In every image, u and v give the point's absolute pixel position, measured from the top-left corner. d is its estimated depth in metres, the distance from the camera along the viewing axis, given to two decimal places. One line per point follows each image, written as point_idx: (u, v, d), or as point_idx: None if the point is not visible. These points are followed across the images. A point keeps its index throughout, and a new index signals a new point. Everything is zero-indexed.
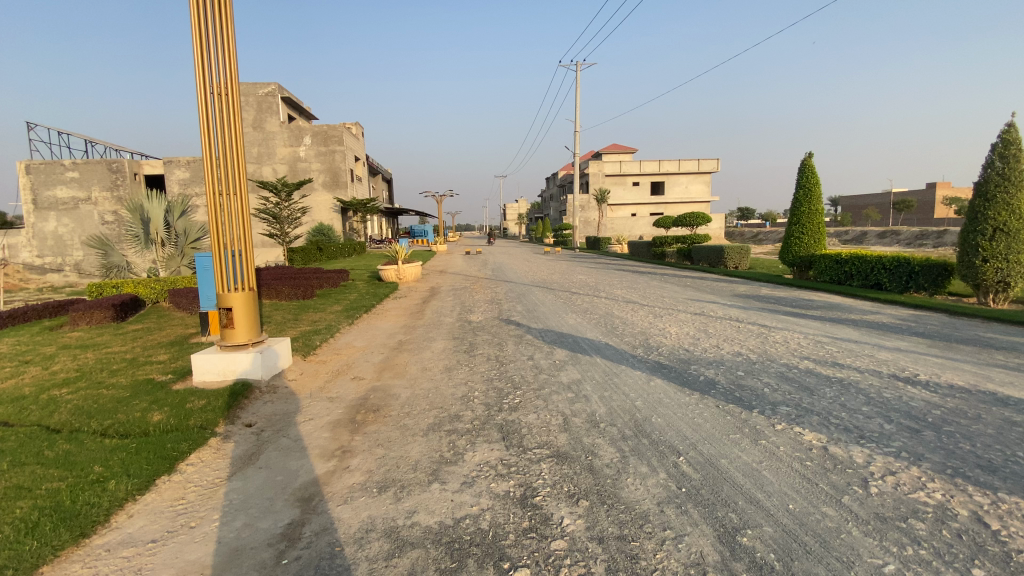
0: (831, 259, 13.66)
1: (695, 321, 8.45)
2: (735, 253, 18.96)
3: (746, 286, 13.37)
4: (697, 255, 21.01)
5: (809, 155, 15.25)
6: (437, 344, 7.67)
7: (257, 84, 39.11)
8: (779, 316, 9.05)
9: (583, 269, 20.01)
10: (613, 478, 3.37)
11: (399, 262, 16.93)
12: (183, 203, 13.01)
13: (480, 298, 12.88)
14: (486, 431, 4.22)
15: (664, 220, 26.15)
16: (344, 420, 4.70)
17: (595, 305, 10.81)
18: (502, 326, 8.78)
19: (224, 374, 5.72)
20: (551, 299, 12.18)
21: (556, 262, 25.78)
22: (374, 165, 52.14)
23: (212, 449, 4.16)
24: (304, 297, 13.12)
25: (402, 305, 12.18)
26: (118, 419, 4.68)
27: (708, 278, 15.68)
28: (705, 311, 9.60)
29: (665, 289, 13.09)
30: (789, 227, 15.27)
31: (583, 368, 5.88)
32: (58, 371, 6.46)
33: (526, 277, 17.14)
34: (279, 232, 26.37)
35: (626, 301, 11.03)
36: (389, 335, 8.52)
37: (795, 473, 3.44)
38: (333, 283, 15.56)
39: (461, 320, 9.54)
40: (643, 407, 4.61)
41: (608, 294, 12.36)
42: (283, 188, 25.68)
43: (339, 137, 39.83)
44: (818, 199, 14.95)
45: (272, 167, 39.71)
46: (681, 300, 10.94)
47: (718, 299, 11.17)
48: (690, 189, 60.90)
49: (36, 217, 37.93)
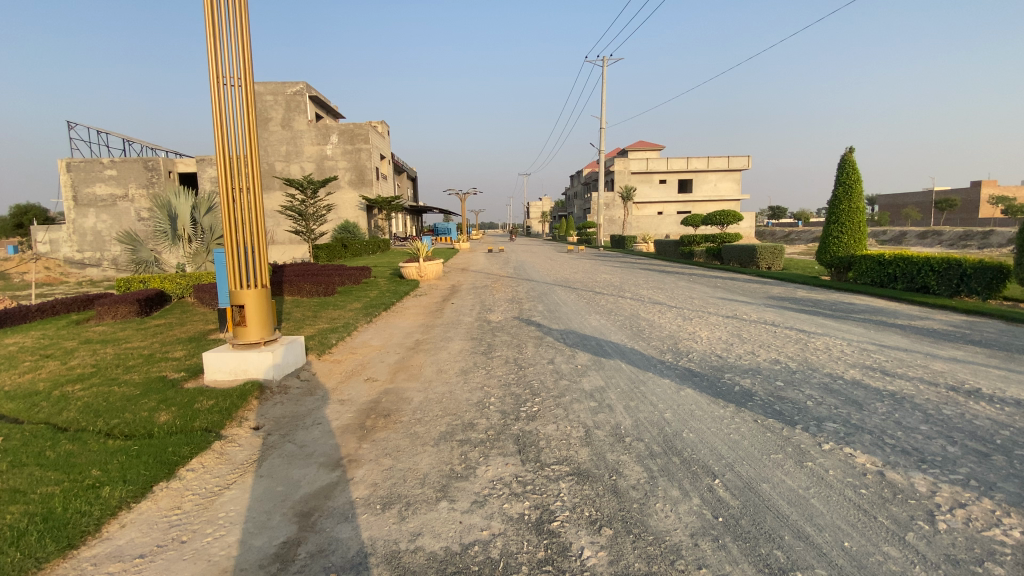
0: (873, 260, 12.88)
1: (727, 325, 7.98)
2: (768, 253, 18.19)
3: (780, 288, 12.71)
4: (727, 255, 20.27)
5: (850, 149, 14.43)
6: (455, 345, 7.40)
7: (286, 83, 39.65)
8: (819, 320, 8.47)
9: (608, 269, 19.52)
10: (640, 503, 3.02)
11: (421, 260, 16.78)
12: (208, 200, 13.05)
13: (501, 297, 12.58)
14: (501, 442, 3.92)
15: (693, 218, 25.38)
16: (353, 426, 4.47)
17: (620, 306, 10.40)
18: (522, 327, 8.46)
19: (235, 373, 5.57)
20: (574, 299, 11.80)
21: (580, 260, 25.30)
22: (399, 163, 52.48)
23: (214, 454, 3.97)
24: (325, 293, 13.08)
25: (422, 303, 11.98)
26: (124, 419, 4.55)
27: (740, 279, 15.02)
28: (738, 314, 9.07)
29: (694, 290, 12.51)
30: (827, 226, 14.50)
31: (607, 375, 5.53)
32: (75, 366, 6.44)
33: (548, 276, 16.79)
34: (304, 229, 26.61)
35: (652, 302, 10.59)
36: (407, 335, 8.31)
37: (849, 503, 3.02)
38: (355, 280, 15.52)
39: (481, 320, 9.27)
40: (673, 420, 4.24)
41: (634, 294, 11.90)
42: (309, 185, 25.89)
43: (364, 135, 40.11)
44: (859, 196, 14.13)
45: (300, 165, 40.27)
46: (711, 302, 10.40)
47: (751, 302, 10.59)
48: (719, 187, 59.36)
49: (76, 214, 39.39)
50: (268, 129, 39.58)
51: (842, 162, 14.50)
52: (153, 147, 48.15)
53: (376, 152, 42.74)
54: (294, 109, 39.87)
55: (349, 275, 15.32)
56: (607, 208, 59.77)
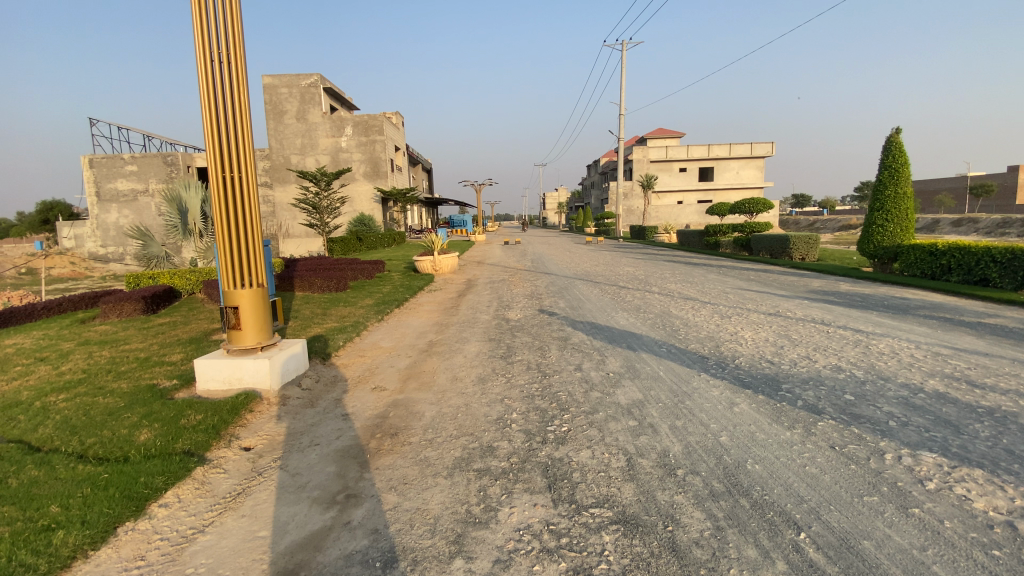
0: (924, 251, 11.87)
1: (773, 325, 7.20)
2: (802, 243, 17.17)
3: (821, 281, 11.80)
4: (757, 245, 19.29)
5: (896, 129, 13.36)
6: (471, 347, 6.77)
7: (301, 74, 39.31)
8: (874, 319, 7.64)
9: (630, 261, 18.70)
10: (708, 567, 2.36)
11: (435, 253, 16.22)
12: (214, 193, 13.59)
13: (520, 293, 11.92)
14: (526, 474, 3.28)
15: (719, 207, 24.32)
16: (354, 448, 3.88)
17: (649, 302, 9.67)
18: (544, 325, 7.81)
19: (229, 382, 5.03)
20: (598, 294, 11.07)
21: (600, 252, 24.48)
22: (415, 155, 52.05)
23: (194, 484, 3.41)
24: (337, 289, 12.60)
25: (436, 299, 11.39)
26: (101, 437, 4.03)
27: (774, 271, 14.10)
28: (781, 312, 8.26)
29: (727, 283, 11.69)
30: (870, 213, 13.50)
31: (645, 385, 4.85)
32: (65, 371, 5.99)
33: (567, 269, 16.09)
34: (319, 222, 26.21)
35: (682, 297, 9.83)
36: (420, 335, 7.72)
37: (983, 572, 2.32)
38: (369, 275, 15.03)
39: (499, 318, 8.64)
40: (733, 448, 3.58)
41: (663, 289, 11.14)
42: (323, 177, 25.49)
43: (379, 126, 39.60)
44: (906, 180, 13.07)
45: (315, 158, 40.03)
46: (748, 298, 9.59)
47: (792, 297, 9.76)
48: (742, 175, 57.58)
49: (99, 210, 39.82)
50: (284, 122, 39.38)
51: (888, 144, 13.43)
52: (172, 142, 48.52)
53: (391, 144, 42.25)
54: (308, 102, 39.59)
55: (362, 269, 14.83)
56: (626, 198, 58.52)
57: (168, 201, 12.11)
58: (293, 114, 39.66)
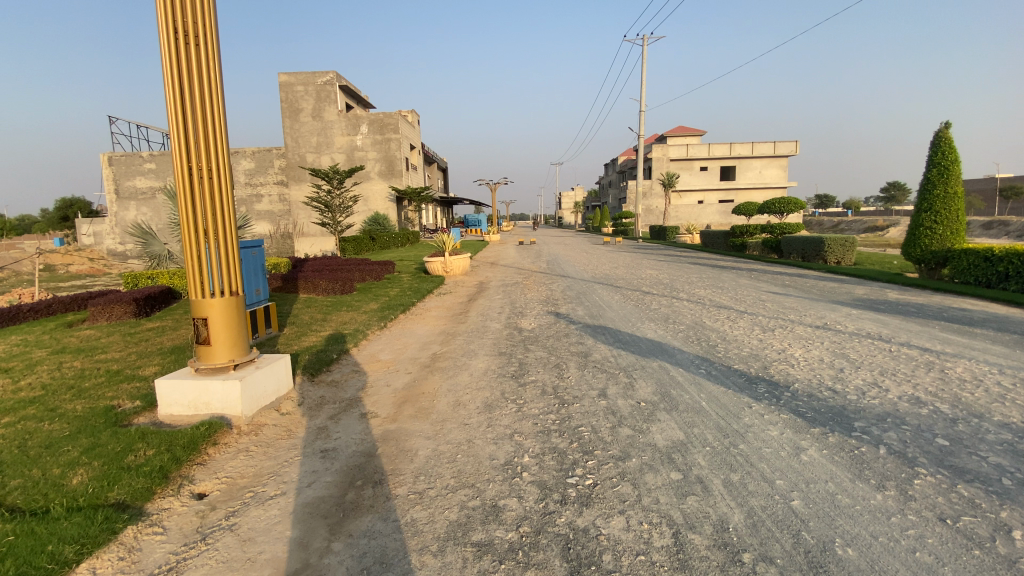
0: (977, 256, 10.65)
1: (824, 342, 6.30)
2: (837, 245, 16.09)
3: (865, 288, 10.76)
4: (787, 247, 18.24)
5: (947, 122, 12.18)
6: (479, 362, 5.97)
7: (317, 72, 38.96)
8: (942, 335, 6.64)
9: (652, 263, 17.76)
10: None
11: (447, 254, 15.48)
12: None
13: (534, 298, 11.09)
14: (540, 556, 2.49)
15: (745, 208, 23.14)
16: (327, 501, 3.13)
17: (678, 310, 8.81)
18: (561, 338, 6.97)
19: (195, 407, 4.34)
20: (619, 300, 10.25)
21: (619, 254, 23.50)
22: (431, 154, 51.58)
23: (117, 554, 2.70)
24: (341, 291, 11.95)
25: (445, 304, 10.67)
26: (26, 480, 3.35)
27: (810, 276, 13.09)
28: (830, 326, 7.30)
29: (761, 290, 10.72)
30: (916, 214, 12.38)
31: (685, 420, 4.02)
32: (24, 386, 5.37)
33: (585, 272, 15.25)
34: (331, 221, 25.67)
35: (715, 306, 8.90)
36: (422, 346, 6.95)
37: None
38: (377, 276, 14.38)
39: (511, 328, 7.82)
40: (810, 518, 2.74)
41: (691, 296, 10.22)
42: (335, 175, 24.94)
43: (394, 124, 39.05)
44: (958, 178, 11.92)
45: (330, 157, 39.72)
46: (788, 308, 8.62)
47: (837, 306, 8.78)
48: (765, 174, 55.95)
49: (118, 207, 40.04)
50: (299, 120, 39.14)
51: (937, 138, 12.26)
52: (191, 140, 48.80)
53: (406, 142, 41.74)
54: (324, 100, 39.27)
55: (370, 270, 14.17)
56: (644, 198, 57.18)
57: None
58: (308, 112, 39.36)
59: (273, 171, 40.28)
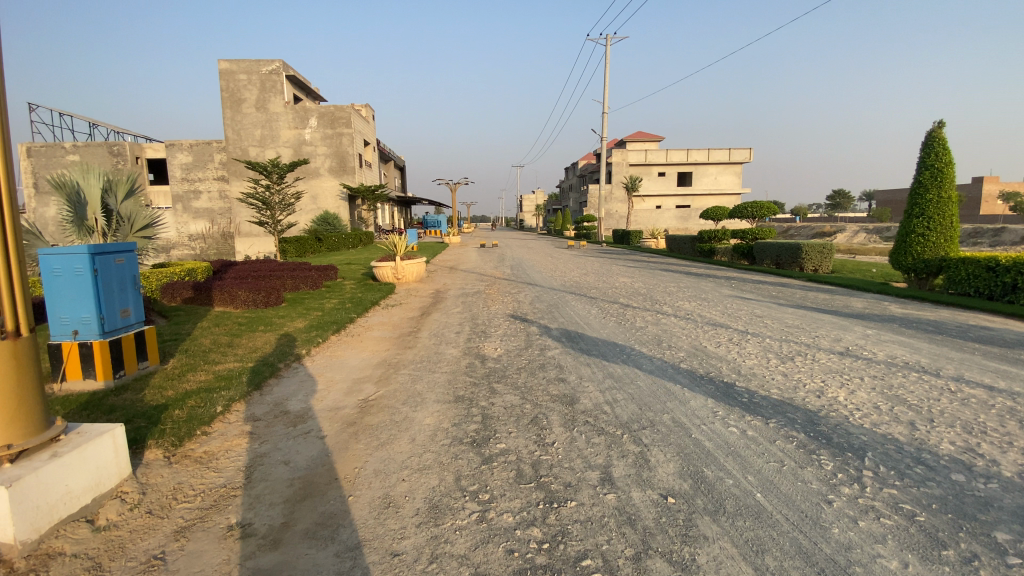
0: (975, 266, 9.93)
1: (865, 379, 5.03)
2: (815, 252, 15.34)
3: (862, 301, 9.82)
4: (761, 253, 17.47)
5: (937, 123, 11.64)
6: (425, 416, 4.30)
7: (262, 60, 36.00)
8: (991, 365, 5.53)
9: (622, 269, 16.54)
10: None
11: (398, 258, 13.66)
12: (126, 183, 11.93)
13: (498, 311, 9.50)
14: None
15: (715, 211, 22.41)
16: None
17: (669, 328, 7.47)
18: (536, 373, 5.40)
19: None
20: (598, 315, 8.84)
21: (586, 258, 22.26)
22: (387, 152, 49.24)
23: None
24: (266, 302, 10.00)
25: (392, 319, 8.93)
26: None
27: (794, 286, 12.14)
28: (855, 352, 6.08)
29: (753, 303, 9.57)
30: (907, 220, 11.67)
31: (749, 537, 2.56)
32: None
33: (555, 280, 13.80)
34: (271, 220, 23.21)
35: (711, 324, 7.58)
36: (351, 387, 5.21)
37: None
38: (314, 284, 12.40)
39: (471, 356, 6.19)
40: None
41: (677, 309, 8.94)
42: (275, 170, 22.48)
43: (347, 118, 36.57)
44: (951, 182, 11.24)
45: (276, 151, 36.80)
46: (795, 327, 7.40)
47: (846, 323, 7.67)
48: (721, 180, 56.75)
49: (34, 203, 35.86)
50: (241, 111, 36.09)
51: (930, 137, 11.59)
52: (123, 132, 44.51)
53: (360, 137, 39.32)
54: (269, 90, 36.33)
55: (305, 277, 12.18)
56: (605, 201, 56.76)
57: (59, 188, 10.85)
58: (252, 103, 36.29)
59: (213, 166, 36.91)
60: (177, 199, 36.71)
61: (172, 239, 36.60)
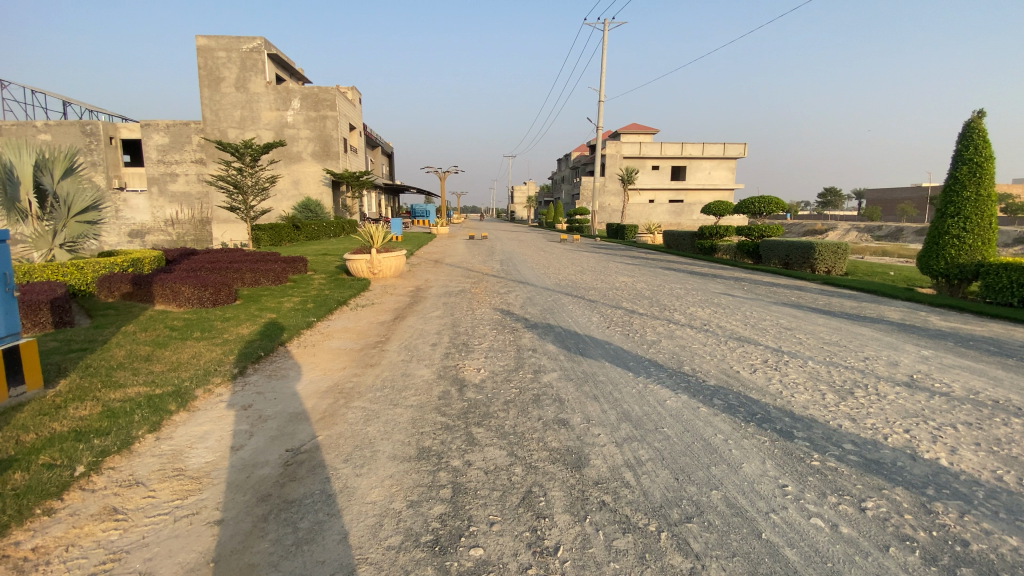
0: (1013, 273, 8.84)
1: (959, 431, 3.84)
2: (829, 253, 14.21)
3: (895, 310, 8.69)
4: (768, 252, 16.34)
5: (977, 113, 10.52)
6: (372, 486, 3.03)
7: (241, 37, 33.92)
8: None
9: (620, 267, 15.32)
10: None
11: (374, 251, 12.30)
12: (66, 160, 10.24)
13: (483, 316, 8.21)
14: None
15: (716, 206, 21.24)
16: None
17: (687, 343, 6.25)
18: (527, 410, 4.13)
19: None
20: (599, 323, 7.59)
21: (580, 253, 20.98)
22: (375, 138, 47.42)
23: None
24: (214, 300, 8.65)
25: (359, 324, 7.60)
26: None
27: (813, 289, 11.00)
28: (924, 384, 4.91)
29: (776, 311, 8.35)
30: (940, 220, 10.60)
31: None
32: None
33: (548, 278, 12.52)
34: (243, 206, 21.58)
35: (736, 340, 6.35)
36: (282, 430, 3.91)
37: None
38: (278, 279, 10.97)
39: (446, 381, 4.90)
40: None
41: (691, 318, 7.72)
42: (248, 151, 20.83)
43: (332, 101, 34.78)
44: (991, 179, 10.14)
45: (256, 134, 34.92)
46: (836, 345, 6.21)
47: (893, 342, 6.50)
48: (715, 175, 55.88)
49: None
50: (220, 90, 34.09)
51: (970, 127, 10.50)
52: (95, 109, 41.96)
53: (346, 121, 37.55)
54: (250, 69, 34.31)
55: (267, 269, 10.76)
56: (599, 194, 55.52)
57: None
58: (230, 82, 34.27)
59: (190, 148, 34.89)
60: (152, 182, 34.78)
61: (147, 224, 35.12)
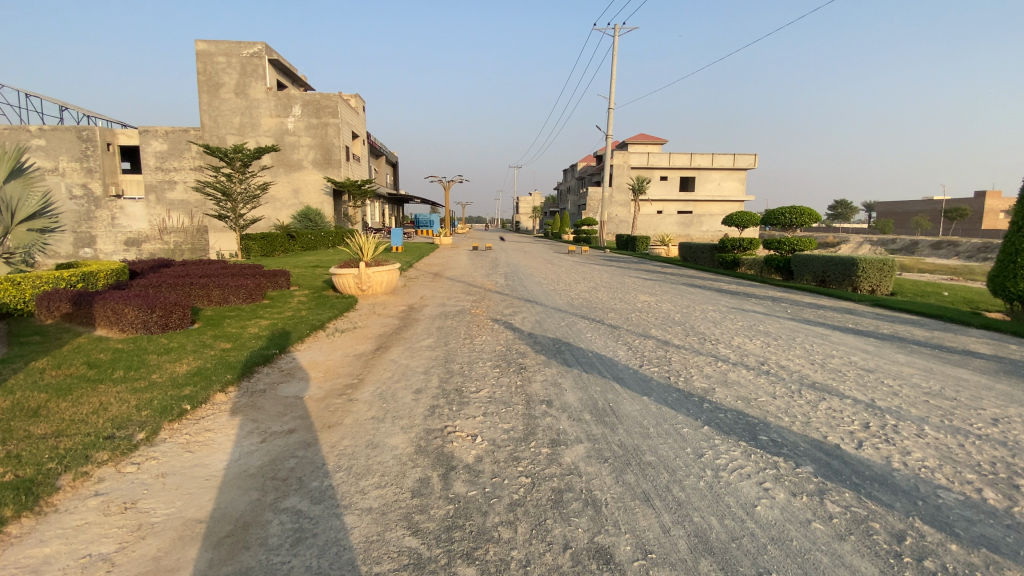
0: None
1: None
2: (873, 269, 12.67)
3: (981, 342, 7.20)
4: (800, 267, 14.83)
5: None
6: None
7: (242, 42, 33.04)
8: None
9: (638, 283, 13.86)
10: None
11: (363, 264, 10.90)
12: (11, 158, 9.04)
13: (485, 346, 6.79)
14: None
15: (738, 217, 19.76)
16: None
17: (748, 393, 4.77)
18: (546, 526, 2.66)
19: None
20: (628, 357, 6.12)
21: (591, 266, 19.54)
22: (379, 146, 46.45)
23: None
24: (163, 326, 7.25)
25: (330, 357, 6.18)
26: None
27: (867, 313, 9.51)
28: None
29: (842, 343, 6.84)
30: (1016, 233, 9.10)
31: None
32: None
33: (559, 296, 11.10)
34: (234, 213, 20.31)
35: (813, 390, 4.85)
36: (160, 564, 2.46)
37: None
38: (251, 297, 9.60)
39: (427, 459, 3.44)
40: None
41: (741, 353, 6.24)
42: (239, 156, 19.63)
43: (333, 107, 33.73)
44: None
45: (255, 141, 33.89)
46: (945, 398, 4.72)
47: (1013, 390, 5.01)
48: (725, 186, 54.56)
49: None
50: (219, 97, 33.15)
51: None
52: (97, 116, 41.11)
53: (348, 128, 36.52)
54: (250, 74, 33.38)
55: (237, 286, 9.39)
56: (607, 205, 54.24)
57: None
58: (230, 88, 33.32)
59: (188, 155, 33.87)
60: (149, 189, 33.81)
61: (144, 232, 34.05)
